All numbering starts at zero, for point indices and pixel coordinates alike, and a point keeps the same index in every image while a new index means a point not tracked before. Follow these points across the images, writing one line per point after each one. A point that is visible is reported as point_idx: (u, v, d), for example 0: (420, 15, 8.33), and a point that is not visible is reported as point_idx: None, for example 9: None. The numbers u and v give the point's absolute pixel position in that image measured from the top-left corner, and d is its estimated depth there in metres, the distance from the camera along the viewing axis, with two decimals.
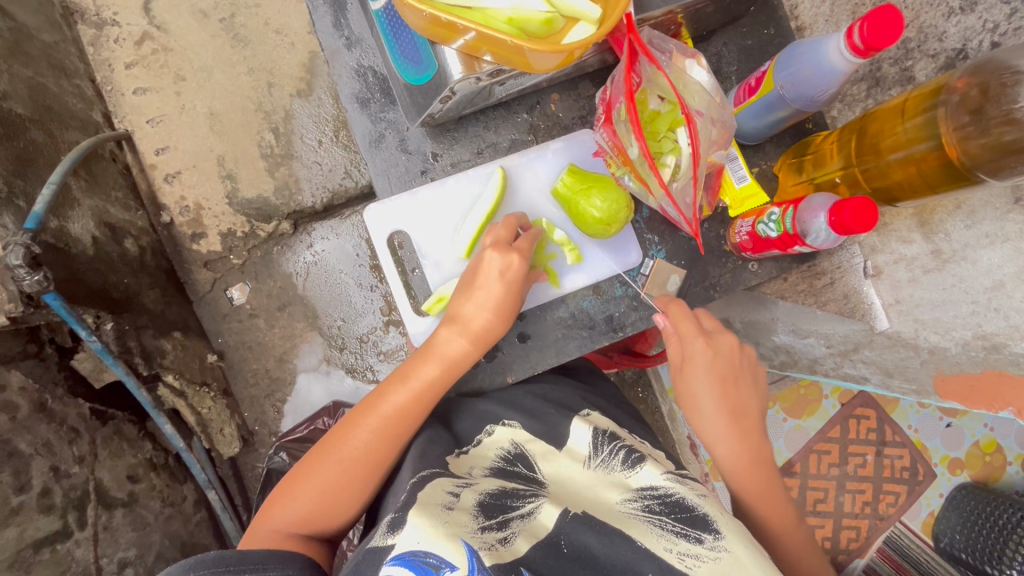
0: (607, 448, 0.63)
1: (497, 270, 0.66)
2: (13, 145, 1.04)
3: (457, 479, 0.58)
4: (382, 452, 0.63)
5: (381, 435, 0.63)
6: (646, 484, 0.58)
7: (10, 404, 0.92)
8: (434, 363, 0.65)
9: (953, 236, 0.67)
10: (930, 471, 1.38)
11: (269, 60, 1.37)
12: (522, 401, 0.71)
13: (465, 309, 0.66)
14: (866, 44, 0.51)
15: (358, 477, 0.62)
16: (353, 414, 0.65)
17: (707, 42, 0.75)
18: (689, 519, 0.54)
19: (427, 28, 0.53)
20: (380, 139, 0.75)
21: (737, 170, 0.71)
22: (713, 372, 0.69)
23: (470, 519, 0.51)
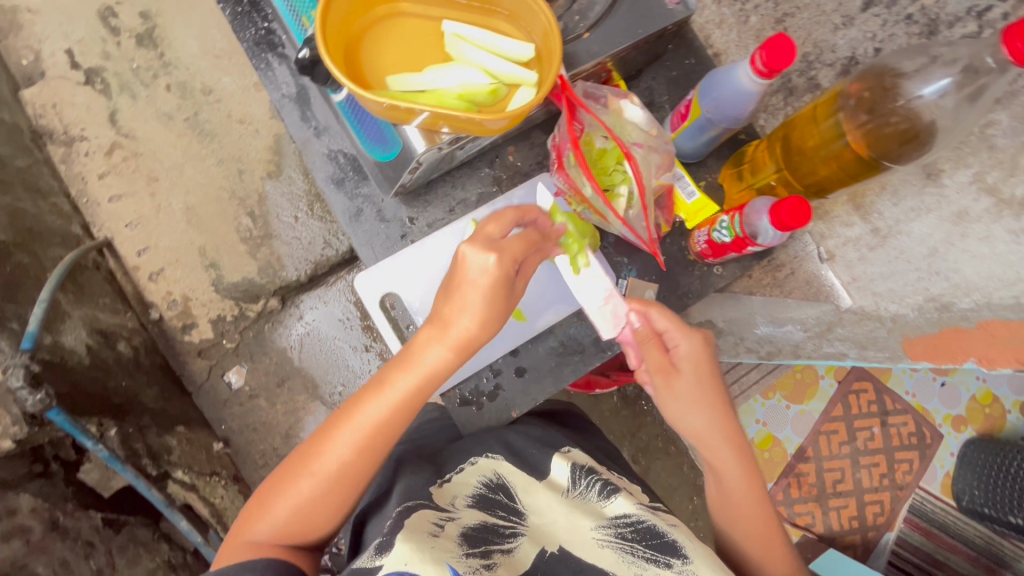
0: (584, 482, 0.67)
1: (474, 272, 0.59)
2: None
3: (441, 511, 0.61)
4: (359, 466, 0.64)
5: (356, 451, 0.63)
6: (619, 513, 0.62)
7: (22, 528, 0.94)
8: (410, 375, 0.62)
9: (886, 215, 0.73)
10: (936, 432, 1.43)
11: (236, 149, 1.44)
12: (528, 432, 0.74)
13: (445, 310, 0.61)
14: (767, 69, 0.60)
15: (334, 491, 0.64)
16: (329, 424, 0.65)
17: (637, 80, 0.84)
18: (659, 545, 0.59)
19: (386, 113, 0.59)
20: (359, 213, 0.80)
21: (686, 187, 0.78)
22: (703, 380, 0.71)
23: (455, 546, 0.56)
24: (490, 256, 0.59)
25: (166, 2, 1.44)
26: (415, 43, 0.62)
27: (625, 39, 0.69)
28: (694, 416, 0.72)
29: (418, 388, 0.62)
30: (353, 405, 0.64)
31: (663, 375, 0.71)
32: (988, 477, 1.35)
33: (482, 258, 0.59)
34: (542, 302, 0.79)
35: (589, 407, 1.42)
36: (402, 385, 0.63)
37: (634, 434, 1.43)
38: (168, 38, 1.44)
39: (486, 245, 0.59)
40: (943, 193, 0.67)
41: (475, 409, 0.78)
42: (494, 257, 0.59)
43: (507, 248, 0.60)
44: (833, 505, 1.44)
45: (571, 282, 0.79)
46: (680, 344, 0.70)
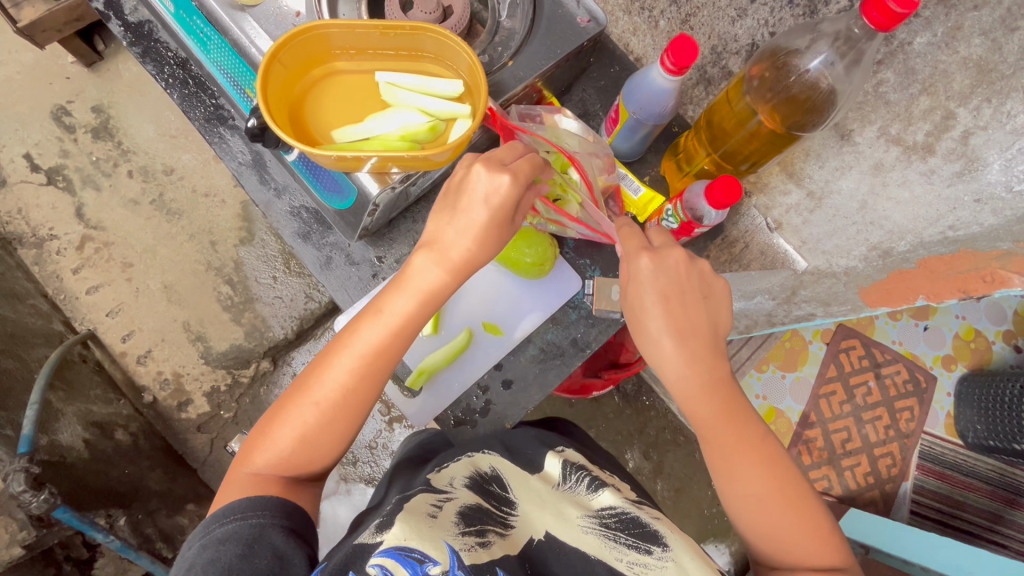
0: (574, 477, 0.68)
1: (482, 193, 0.59)
2: None
3: (438, 494, 0.58)
4: (361, 390, 0.62)
5: (358, 373, 0.61)
6: (605, 504, 0.63)
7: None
8: (408, 295, 0.62)
9: (815, 176, 0.78)
10: (930, 375, 1.48)
11: (206, 222, 1.47)
12: (517, 437, 0.76)
13: (445, 235, 0.61)
14: (676, 67, 0.66)
15: (334, 419, 0.62)
16: (328, 350, 0.63)
17: (570, 94, 0.90)
18: (640, 534, 0.59)
19: (337, 165, 0.64)
20: (329, 261, 0.83)
21: (631, 184, 0.83)
22: (672, 305, 0.64)
23: (452, 525, 0.53)
24: (505, 176, 0.59)
25: (117, 93, 1.49)
26: (354, 96, 0.66)
27: (547, 60, 0.74)
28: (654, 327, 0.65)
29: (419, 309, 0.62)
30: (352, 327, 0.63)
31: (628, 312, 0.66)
32: (987, 409, 1.36)
33: (494, 178, 0.59)
34: (515, 316, 0.82)
35: (592, 411, 1.45)
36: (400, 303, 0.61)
37: (639, 429, 1.46)
38: (123, 127, 1.48)
39: (497, 167, 0.60)
40: (858, 150, 0.70)
41: (469, 427, 0.80)
42: (507, 175, 0.59)
43: (520, 167, 0.60)
44: (847, 465, 1.48)
45: (540, 291, 0.82)
46: (641, 268, 0.65)
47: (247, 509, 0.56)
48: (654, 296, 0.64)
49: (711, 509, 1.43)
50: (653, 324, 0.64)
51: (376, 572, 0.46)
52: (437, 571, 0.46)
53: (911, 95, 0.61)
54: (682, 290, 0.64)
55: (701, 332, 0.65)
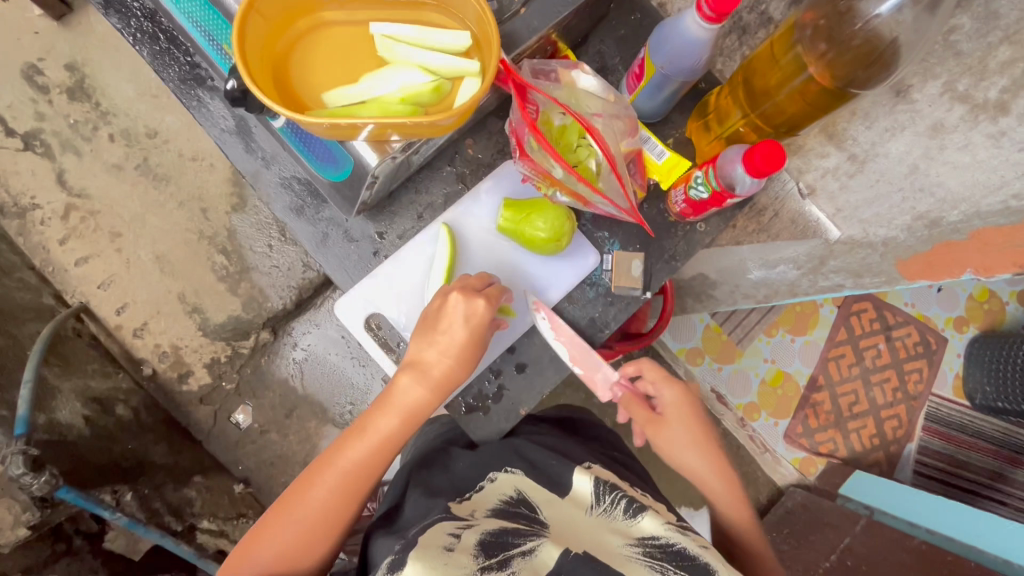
0: (608, 498, 0.64)
1: (462, 316, 0.68)
2: None
3: (459, 522, 0.59)
4: (342, 507, 0.65)
5: (341, 491, 0.65)
6: (648, 533, 0.58)
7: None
8: (392, 415, 0.67)
9: (860, 139, 0.70)
10: (940, 337, 1.45)
11: (195, 187, 1.39)
12: (527, 451, 0.73)
13: (428, 357, 0.68)
14: (716, 13, 0.57)
15: (316, 537, 0.64)
16: (313, 467, 0.67)
17: (586, 46, 0.80)
18: (689, 568, 0.53)
19: (328, 131, 0.56)
20: (326, 238, 0.76)
21: (654, 148, 0.75)
22: (684, 419, 0.76)
23: (469, 559, 0.52)
24: (479, 300, 0.68)
25: (90, 48, 1.37)
26: (345, 50, 0.58)
27: (564, 6, 0.65)
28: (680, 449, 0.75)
29: (401, 428, 0.67)
30: (338, 446, 0.67)
31: (652, 427, 0.76)
32: (997, 371, 1.34)
33: (469, 302, 0.68)
34: (528, 296, 0.76)
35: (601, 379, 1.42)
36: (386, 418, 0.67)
37: None
38: (99, 86, 1.37)
39: (470, 292, 0.69)
40: (914, 108, 0.62)
41: (482, 414, 0.76)
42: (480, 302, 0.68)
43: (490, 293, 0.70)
44: (853, 428, 1.45)
45: (556, 270, 0.76)
46: (662, 394, 0.76)
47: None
48: (677, 419, 0.76)
49: None
50: (679, 452, 0.75)
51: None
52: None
53: (989, 45, 0.52)
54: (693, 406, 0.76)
55: (707, 437, 0.77)
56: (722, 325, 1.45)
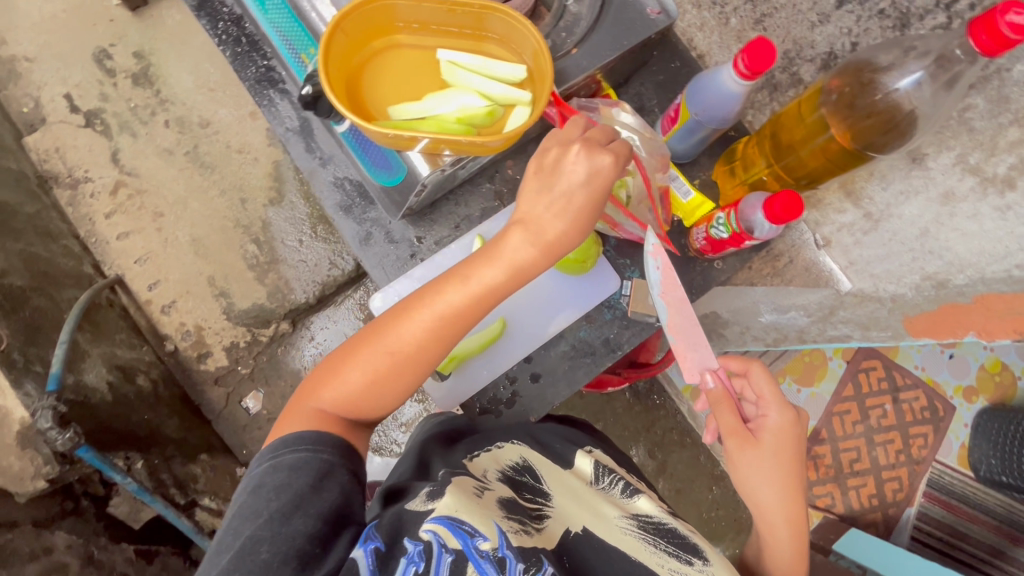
0: (606, 479, 0.71)
1: (583, 174, 0.60)
2: (20, 317, 1.14)
3: (477, 479, 0.61)
4: (429, 350, 0.63)
5: (432, 337, 0.62)
6: (643, 511, 0.65)
7: (60, 564, 0.99)
8: (495, 269, 0.61)
9: (876, 199, 0.75)
10: (948, 405, 1.45)
11: (238, 178, 1.47)
12: (538, 434, 0.76)
13: (538, 215, 0.61)
14: (750, 71, 0.63)
15: (400, 376, 0.64)
16: (408, 302, 0.63)
17: (627, 87, 0.87)
18: (681, 544, 0.61)
19: (388, 140, 0.62)
20: (369, 237, 0.82)
21: (681, 187, 0.81)
22: (781, 451, 0.70)
23: (495, 509, 0.56)
24: (607, 157, 0.60)
25: (159, 41, 1.48)
26: (412, 70, 0.65)
27: (611, 51, 0.72)
28: (762, 483, 0.70)
29: (503, 282, 0.61)
30: (435, 285, 0.62)
31: (740, 440, 0.70)
32: (1000, 444, 1.34)
33: (592, 161, 0.59)
34: (551, 309, 0.81)
35: (602, 406, 1.44)
36: (495, 267, 0.61)
37: (649, 428, 1.45)
38: (163, 75, 1.47)
39: (596, 148, 0.60)
40: (928, 176, 0.68)
41: (494, 417, 0.80)
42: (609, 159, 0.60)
43: (618, 149, 0.61)
44: (852, 485, 1.46)
45: (579, 288, 0.81)
46: (768, 415, 0.72)
47: (320, 441, 0.60)
48: (774, 452, 0.70)
49: (710, 514, 1.44)
50: (758, 481, 0.70)
51: (429, 535, 0.49)
52: (487, 545, 0.49)
53: (1000, 123, 0.60)
54: (795, 437, 0.71)
55: (794, 470, 0.71)
56: None
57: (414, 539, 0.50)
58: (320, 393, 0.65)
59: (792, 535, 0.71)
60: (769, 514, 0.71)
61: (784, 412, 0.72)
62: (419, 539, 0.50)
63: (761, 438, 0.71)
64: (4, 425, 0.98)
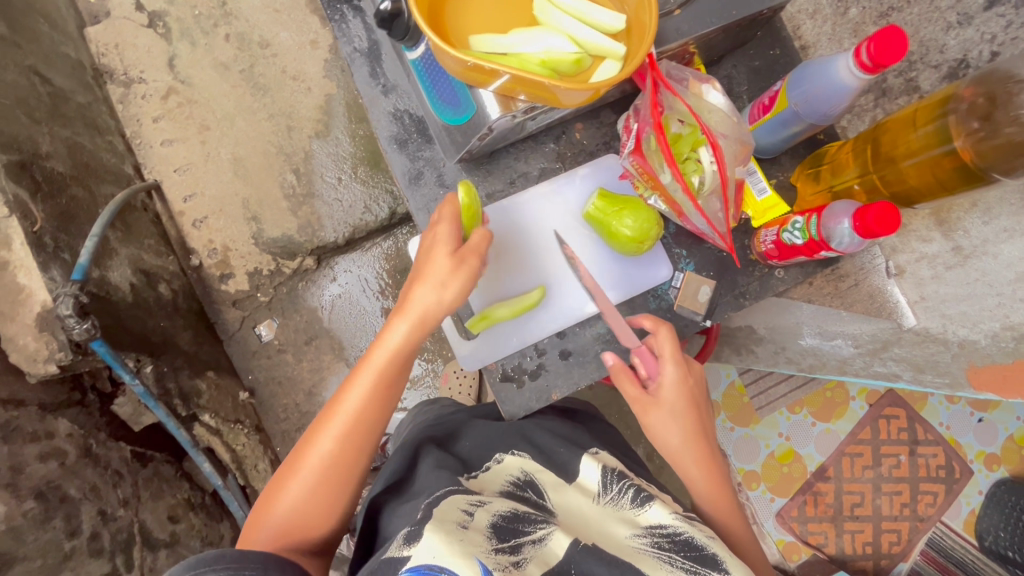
0: (616, 487, 0.68)
1: (431, 246, 0.67)
2: (57, 202, 1.10)
3: (470, 498, 0.62)
4: (344, 456, 0.70)
5: (340, 439, 0.69)
6: (655, 522, 0.62)
7: (59, 450, 0.99)
8: (379, 353, 0.70)
9: (973, 233, 0.70)
10: (966, 469, 1.36)
11: (288, 105, 1.43)
12: (533, 434, 0.75)
13: (410, 293, 0.68)
14: (873, 63, 0.56)
15: (327, 483, 0.69)
16: (315, 426, 0.71)
17: (718, 66, 0.80)
18: (698, 558, 0.58)
19: (464, 71, 0.58)
20: (419, 176, 0.77)
21: (757, 183, 0.75)
22: (679, 400, 0.72)
23: (484, 540, 0.55)
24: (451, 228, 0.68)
25: None
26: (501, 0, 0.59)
27: (717, 20, 0.66)
28: (670, 436, 0.73)
29: (388, 364, 0.70)
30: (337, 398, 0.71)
31: (641, 404, 0.72)
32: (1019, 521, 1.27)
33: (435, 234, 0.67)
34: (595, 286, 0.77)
35: (610, 400, 1.39)
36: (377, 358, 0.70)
37: None
38: None
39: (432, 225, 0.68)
40: None
41: (515, 387, 0.76)
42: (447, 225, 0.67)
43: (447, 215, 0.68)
44: (848, 528, 1.40)
45: (627, 270, 0.77)
46: (664, 372, 0.72)
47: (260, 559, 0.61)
48: (672, 403, 0.72)
49: None
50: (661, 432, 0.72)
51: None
52: None
53: None
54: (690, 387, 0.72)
55: (693, 413, 0.73)
56: (747, 386, 1.45)
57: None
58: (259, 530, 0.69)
59: (705, 472, 0.73)
60: (680, 459, 0.73)
61: (676, 367, 0.72)
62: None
63: (659, 396, 0.72)
64: (25, 306, 0.98)
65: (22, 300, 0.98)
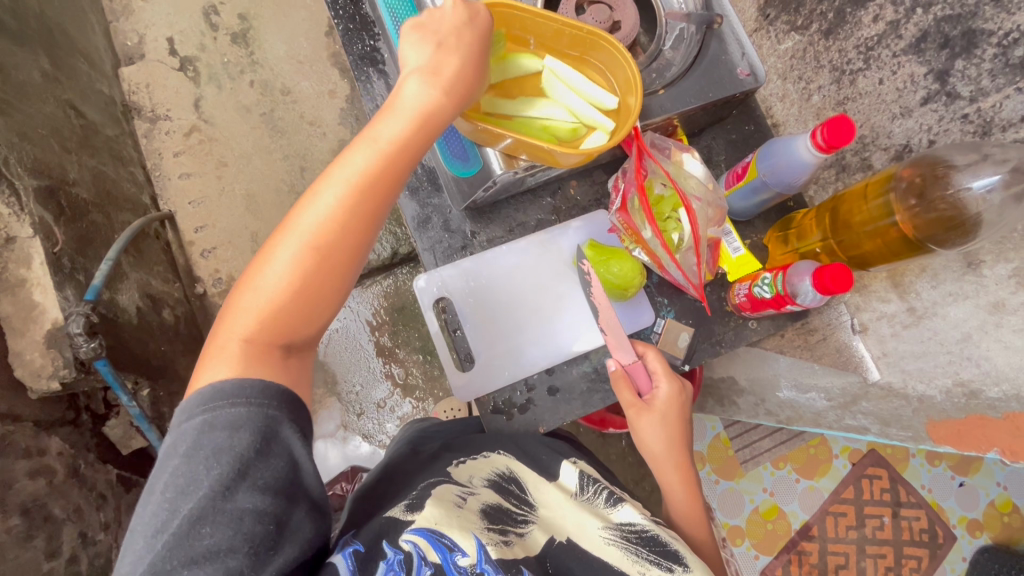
0: (591, 489, 0.72)
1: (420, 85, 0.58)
2: (77, 226, 1.13)
3: (461, 487, 0.67)
4: (321, 267, 0.59)
5: (312, 256, 0.58)
6: (626, 521, 0.66)
7: (48, 468, 0.98)
8: (366, 148, 0.58)
9: (923, 295, 0.76)
10: (949, 533, 1.39)
11: (303, 147, 1.51)
12: (525, 443, 0.77)
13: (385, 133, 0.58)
14: (826, 144, 0.65)
15: (296, 299, 0.59)
16: (262, 253, 0.60)
17: (699, 137, 0.90)
18: (662, 552, 0.62)
19: (475, 131, 0.66)
20: (427, 221, 0.85)
21: (732, 242, 0.83)
22: (670, 413, 0.76)
23: (477, 519, 0.61)
24: (432, 90, 0.58)
25: (264, 9, 1.56)
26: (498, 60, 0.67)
27: (696, 100, 0.75)
28: (654, 444, 0.77)
29: (377, 165, 0.58)
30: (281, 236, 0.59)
31: (635, 411, 0.76)
32: None
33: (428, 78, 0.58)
34: (582, 327, 0.84)
35: (596, 446, 1.40)
36: (307, 225, 0.58)
37: (638, 480, 1.40)
38: (259, 39, 1.54)
39: (430, 75, 0.58)
40: (980, 282, 0.69)
41: (505, 418, 0.81)
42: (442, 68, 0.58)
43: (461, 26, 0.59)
44: None
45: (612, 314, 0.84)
46: (660, 386, 0.76)
47: (245, 390, 0.56)
48: (666, 413, 0.76)
49: None
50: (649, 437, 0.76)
51: (410, 547, 0.56)
52: (466, 560, 0.55)
53: None
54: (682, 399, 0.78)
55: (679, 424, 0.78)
56: (732, 440, 1.46)
57: (395, 547, 0.56)
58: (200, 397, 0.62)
59: (682, 478, 0.77)
60: (662, 463, 0.77)
61: (674, 384, 0.77)
62: (400, 548, 0.56)
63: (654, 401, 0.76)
64: (37, 322, 0.99)
65: (34, 316, 0.99)
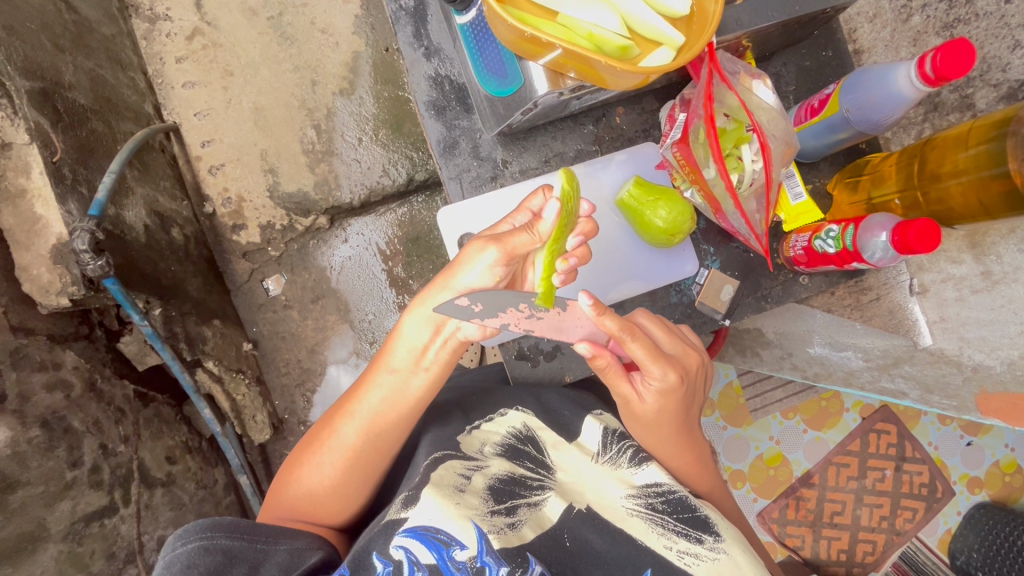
0: (615, 447, 0.68)
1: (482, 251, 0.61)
2: (76, 134, 1.04)
3: (468, 461, 0.64)
4: (369, 457, 0.68)
5: (367, 440, 0.67)
6: (650, 483, 0.63)
7: (65, 382, 0.94)
8: (413, 363, 0.68)
9: (1005, 259, 0.71)
10: (948, 488, 1.33)
11: (315, 58, 1.36)
12: (548, 398, 0.76)
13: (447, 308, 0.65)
14: (935, 75, 0.54)
15: (349, 480, 0.68)
16: (351, 391, 0.72)
17: (767, 63, 0.78)
18: (690, 521, 0.60)
19: (517, 41, 0.58)
20: (454, 145, 0.79)
21: (794, 187, 0.74)
22: (668, 401, 0.66)
23: (480, 503, 0.58)
24: (492, 248, 0.61)
25: None
26: None
27: (778, 14, 0.64)
28: (644, 433, 0.69)
29: (423, 392, 0.69)
30: (364, 378, 0.70)
31: (626, 403, 0.66)
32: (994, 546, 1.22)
33: (510, 239, 0.61)
34: (618, 275, 0.78)
35: None
36: (394, 361, 0.68)
37: None
38: None
39: (489, 237, 0.62)
40: None
41: (529, 365, 0.81)
42: (508, 242, 0.61)
43: (510, 245, 0.61)
44: (826, 535, 1.35)
45: (652, 261, 0.78)
46: (655, 379, 0.64)
47: (234, 529, 0.59)
48: (659, 405, 0.66)
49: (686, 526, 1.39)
50: (638, 427, 0.69)
51: (401, 554, 0.53)
52: (464, 554, 0.52)
53: None
54: (680, 393, 0.66)
55: (675, 413, 0.68)
56: (744, 388, 1.39)
57: (385, 557, 0.54)
58: (278, 500, 0.69)
59: (684, 455, 0.71)
60: (660, 448, 0.70)
61: (675, 370, 0.65)
62: (390, 558, 0.53)
63: (645, 399, 0.65)
64: (41, 237, 0.93)
65: (38, 230, 0.93)
